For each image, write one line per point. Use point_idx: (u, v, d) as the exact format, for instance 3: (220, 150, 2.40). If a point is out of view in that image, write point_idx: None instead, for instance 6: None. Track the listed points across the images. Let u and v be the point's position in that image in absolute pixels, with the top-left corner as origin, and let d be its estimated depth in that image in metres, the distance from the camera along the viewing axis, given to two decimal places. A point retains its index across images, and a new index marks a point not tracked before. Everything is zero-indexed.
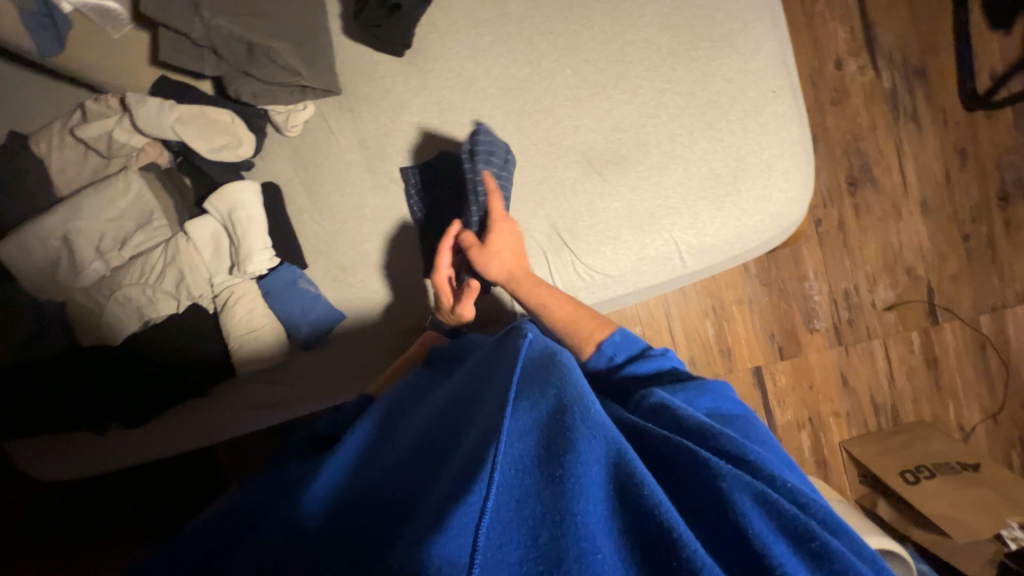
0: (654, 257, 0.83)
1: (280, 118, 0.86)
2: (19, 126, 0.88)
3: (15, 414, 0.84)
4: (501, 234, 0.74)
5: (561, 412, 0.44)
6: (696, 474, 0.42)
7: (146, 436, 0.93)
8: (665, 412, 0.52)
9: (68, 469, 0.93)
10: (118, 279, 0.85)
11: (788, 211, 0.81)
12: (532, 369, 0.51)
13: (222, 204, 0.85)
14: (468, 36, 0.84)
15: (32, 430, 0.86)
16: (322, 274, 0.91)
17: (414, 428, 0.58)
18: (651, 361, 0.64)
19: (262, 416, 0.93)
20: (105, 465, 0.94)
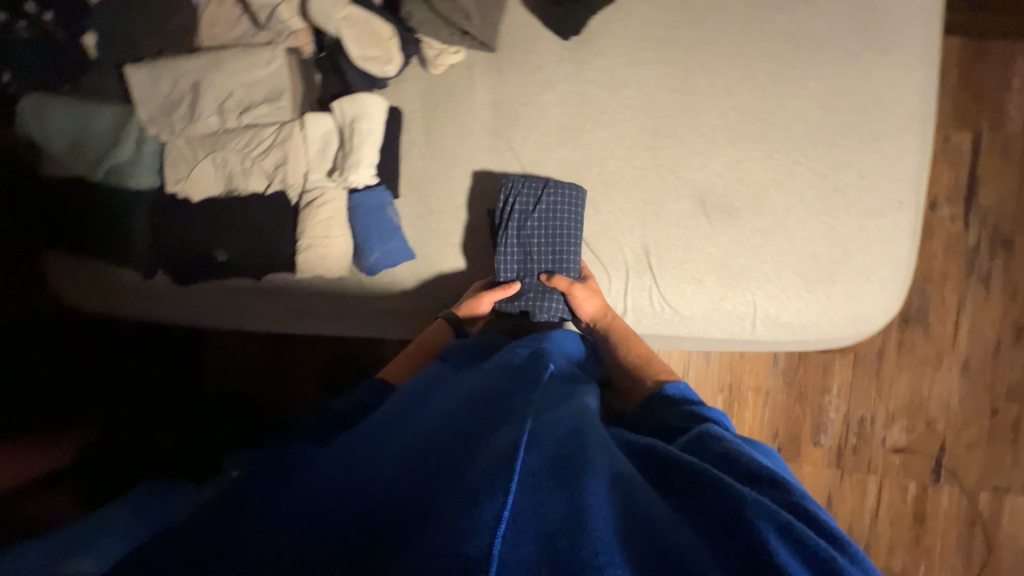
0: (729, 313, 0.84)
1: (430, 53, 0.87)
2: None
3: (90, 224, 0.88)
4: (576, 295, 0.82)
5: (580, 439, 0.51)
6: (720, 500, 0.47)
7: (176, 302, 0.95)
8: (707, 444, 0.58)
9: (100, 303, 0.95)
10: (226, 140, 0.87)
11: (870, 320, 0.82)
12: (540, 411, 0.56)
13: (348, 110, 0.85)
14: (635, 43, 0.85)
15: (93, 244, 0.89)
16: (409, 210, 0.92)
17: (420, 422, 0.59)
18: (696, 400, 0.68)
19: (310, 325, 0.97)
20: (128, 310, 0.96)
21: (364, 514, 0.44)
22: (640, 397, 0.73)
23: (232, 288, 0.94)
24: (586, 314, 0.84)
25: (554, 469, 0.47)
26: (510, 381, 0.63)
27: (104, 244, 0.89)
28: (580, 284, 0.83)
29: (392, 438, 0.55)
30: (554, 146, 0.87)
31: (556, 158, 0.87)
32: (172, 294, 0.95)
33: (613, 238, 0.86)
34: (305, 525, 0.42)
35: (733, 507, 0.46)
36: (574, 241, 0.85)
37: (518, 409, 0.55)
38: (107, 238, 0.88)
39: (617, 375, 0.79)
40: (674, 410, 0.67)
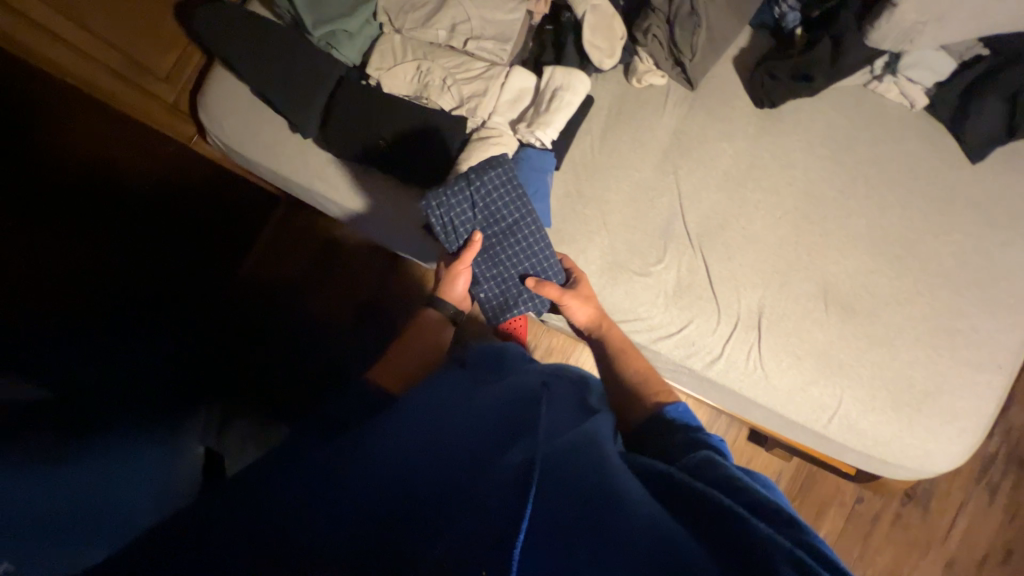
0: (813, 399, 0.87)
1: (640, 67, 0.96)
2: None
3: (281, 63, 0.94)
4: (572, 307, 0.87)
5: (590, 456, 0.51)
6: (725, 523, 0.43)
7: (282, 157, 0.99)
8: (714, 469, 0.54)
9: (223, 131, 1.01)
10: (439, 55, 0.94)
11: (939, 460, 0.85)
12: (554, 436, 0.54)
13: (559, 78, 0.91)
14: (815, 137, 0.94)
15: (269, 76, 0.94)
16: (561, 184, 0.96)
17: (430, 423, 0.56)
18: (701, 431, 0.66)
19: (408, 240, 0.99)
20: (243, 148, 1.01)
21: (367, 479, 0.44)
22: (643, 416, 0.73)
23: (361, 177, 0.97)
24: (585, 320, 0.89)
25: (562, 475, 0.46)
26: (522, 396, 0.61)
27: (286, 96, 0.93)
28: (569, 294, 0.86)
29: (401, 433, 0.53)
30: (713, 188, 0.94)
31: (711, 199, 0.93)
32: (282, 151, 0.99)
33: (735, 287, 0.90)
34: (314, 489, 0.43)
35: (738, 527, 0.42)
36: (527, 209, 0.87)
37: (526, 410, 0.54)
38: (288, 81, 0.94)
39: (620, 395, 0.80)
40: (681, 435, 0.65)
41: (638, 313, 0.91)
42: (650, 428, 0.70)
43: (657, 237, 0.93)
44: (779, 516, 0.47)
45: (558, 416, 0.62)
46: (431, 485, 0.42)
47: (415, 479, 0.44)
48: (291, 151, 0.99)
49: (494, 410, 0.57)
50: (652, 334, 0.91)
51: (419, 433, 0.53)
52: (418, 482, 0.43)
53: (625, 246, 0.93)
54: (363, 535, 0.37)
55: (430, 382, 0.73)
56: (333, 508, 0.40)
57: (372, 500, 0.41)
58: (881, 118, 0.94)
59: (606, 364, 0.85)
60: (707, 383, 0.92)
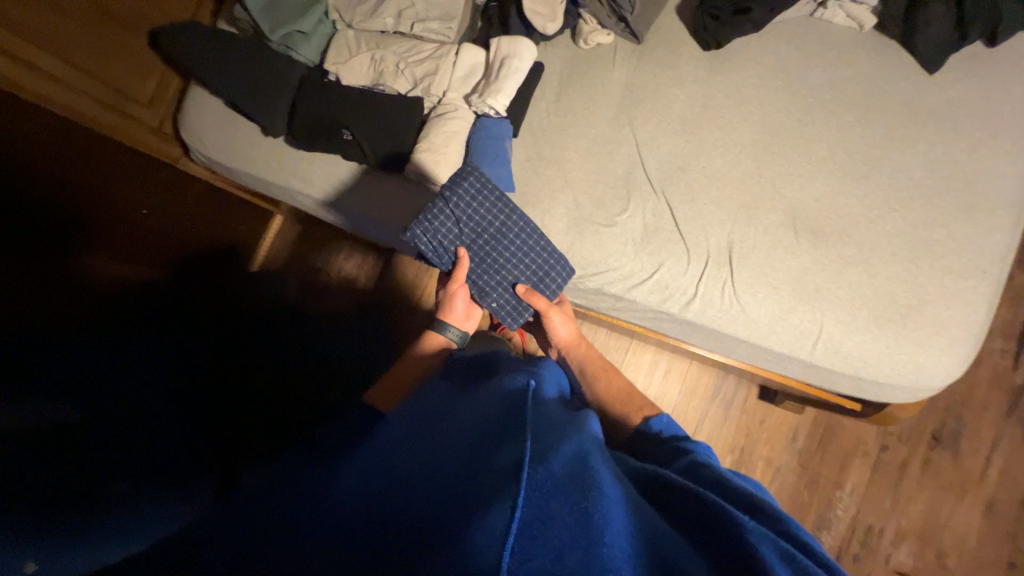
0: (794, 326, 0.86)
1: (584, 29, 0.99)
2: None
3: (245, 68, 1.00)
4: (555, 320, 0.90)
5: (584, 444, 0.54)
6: (711, 517, 0.49)
7: (258, 156, 1.04)
8: (703, 475, 0.60)
9: (200, 140, 1.07)
10: (390, 43, 0.98)
11: (933, 375, 0.82)
12: (548, 425, 0.56)
13: (505, 47, 0.95)
14: (766, 71, 0.95)
15: (234, 80, 0.99)
16: (521, 150, 0.99)
17: (432, 431, 0.59)
18: (688, 439, 0.72)
19: (383, 225, 1.02)
20: (220, 153, 1.06)
21: (376, 491, 0.47)
22: (627, 430, 0.78)
23: (335, 168, 1.01)
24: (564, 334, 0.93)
25: (565, 464, 0.48)
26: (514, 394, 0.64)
27: (252, 97, 0.98)
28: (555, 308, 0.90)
29: (405, 444, 0.57)
30: (670, 133, 0.95)
31: (669, 144, 0.94)
32: (257, 151, 1.05)
33: (702, 226, 0.90)
34: (325, 505, 0.46)
35: (725, 516, 0.48)
36: (510, 213, 0.88)
37: (522, 405, 0.57)
38: (252, 82, 0.99)
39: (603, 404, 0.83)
40: (671, 446, 0.71)
41: (610, 264, 0.93)
42: (640, 441, 0.75)
43: (620, 189, 0.94)
44: (758, 507, 0.53)
45: (552, 404, 0.64)
46: (438, 492, 0.46)
47: (422, 489, 0.47)
48: (272, 161, 1.03)
49: (489, 408, 0.59)
50: (625, 283, 0.92)
51: (419, 444, 0.56)
52: (424, 492, 0.46)
53: (589, 201, 0.95)
54: (378, 544, 0.41)
55: (420, 391, 0.76)
56: (347, 521, 0.43)
57: (381, 511, 0.44)
58: (830, 44, 0.94)
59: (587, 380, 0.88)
60: (688, 326, 0.92)
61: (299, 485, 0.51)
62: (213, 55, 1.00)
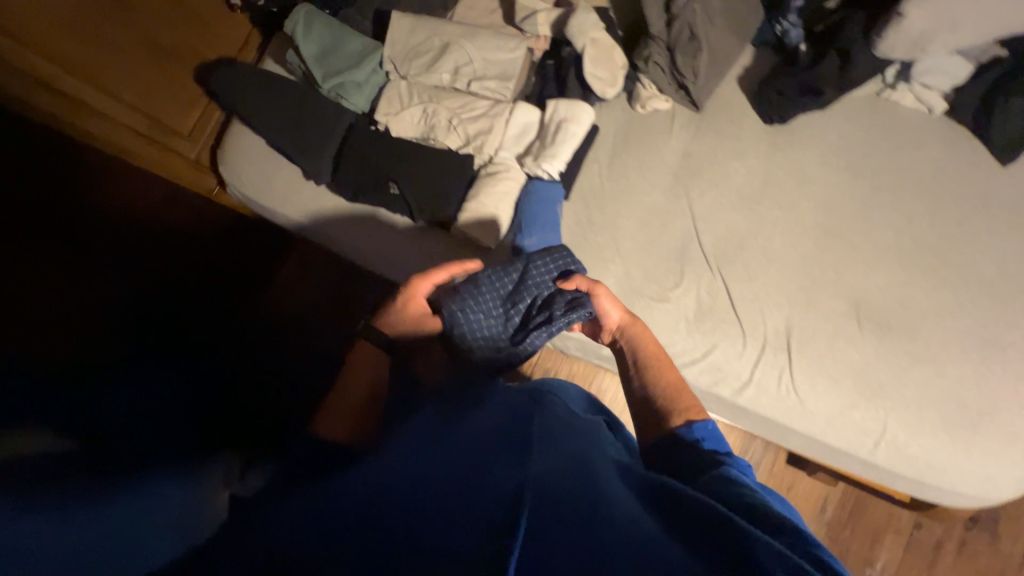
0: (855, 423, 0.81)
1: (642, 93, 0.96)
2: None
3: (292, 116, 0.97)
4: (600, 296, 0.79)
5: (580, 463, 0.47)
6: (705, 522, 0.41)
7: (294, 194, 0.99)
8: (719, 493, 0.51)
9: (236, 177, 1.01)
10: (443, 97, 0.95)
11: (1003, 486, 0.77)
12: (542, 431, 0.50)
13: (562, 110, 0.92)
14: (831, 150, 0.92)
15: (281, 129, 0.97)
16: (571, 214, 0.96)
17: (406, 440, 0.53)
18: (727, 452, 0.62)
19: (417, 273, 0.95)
20: (253, 190, 1.01)
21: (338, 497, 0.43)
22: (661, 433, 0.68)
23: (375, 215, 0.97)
24: (614, 319, 0.80)
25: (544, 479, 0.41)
26: (509, 401, 0.58)
27: (297, 146, 0.96)
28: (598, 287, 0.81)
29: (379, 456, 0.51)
30: (728, 208, 0.92)
31: (726, 219, 0.91)
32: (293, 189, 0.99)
33: (760, 309, 0.87)
34: (266, 539, 0.39)
35: (736, 532, 0.39)
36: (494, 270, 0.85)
37: (510, 419, 0.51)
38: (300, 132, 0.96)
39: (647, 410, 0.73)
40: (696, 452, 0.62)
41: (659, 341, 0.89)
42: (665, 449, 0.65)
43: (674, 263, 0.91)
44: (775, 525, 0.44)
45: (559, 423, 0.55)
46: (390, 523, 0.38)
47: (384, 515, 0.39)
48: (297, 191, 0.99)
49: (481, 424, 0.51)
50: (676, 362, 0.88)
51: (397, 456, 0.48)
52: (382, 520, 0.38)
53: (640, 274, 0.91)
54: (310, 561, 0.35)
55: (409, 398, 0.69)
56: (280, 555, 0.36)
57: (321, 542, 0.37)
58: (898, 126, 0.92)
59: (637, 373, 0.77)
60: (738, 411, 0.87)
61: (260, 521, 0.43)
62: (251, 90, 0.98)
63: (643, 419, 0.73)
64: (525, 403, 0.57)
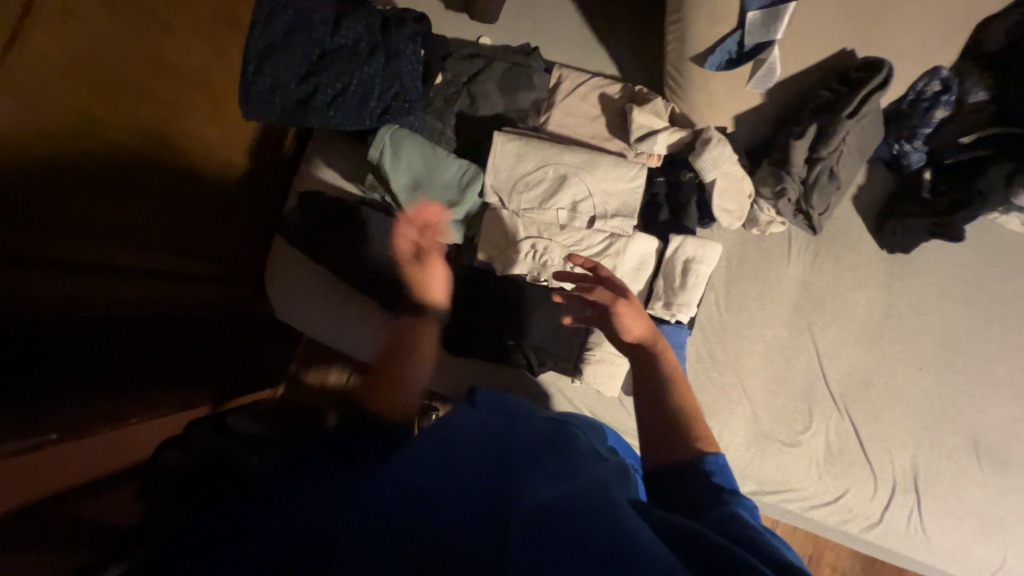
0: (976, 556, 0.85)
1: (761, 219, 0.89)
2: (572, 63, 0.95)
3: (371, 254, 0.82)
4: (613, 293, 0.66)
5: (602, 494, 0.41)
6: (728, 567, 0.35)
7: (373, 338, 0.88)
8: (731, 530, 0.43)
9: (303, 318, 0.89)
10: (556, 232, 0.84)
11: None
12: (561, 467, 0.47)
13: (688, 249, 0.85)
14: (946, 278, 0.91)
15: (363, 270, 0.83)
16: (692, 354, 0.90)
17: (419, 458, 0.46)
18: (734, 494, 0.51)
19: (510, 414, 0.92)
20: (326, 333, 0.90)
21: (345, 504, 0.39)
22: (674, 459, 0.54)
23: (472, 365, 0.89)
24: (633, 330, 0.66)
25: (549, 515, 0.38)
26: (538, 441, 0.53)
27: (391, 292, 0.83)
28: (626, 299, 0.67)
29: (392, 465, 0.45)
30: (851, 342, 0.90)
31: (850, 353, 0.90)
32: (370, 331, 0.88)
33: (886, 448, 0.88)
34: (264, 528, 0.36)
35: None
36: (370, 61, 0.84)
37: (533, 461, 0.48)
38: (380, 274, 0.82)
39: (656, 420, 0.59)
40: (703, 488, 0.51)
41: (791, 483, 0.88)
42: (672, 477, 0.54)
43: (803, 404, 0.89)
44: None
45: (587, 453, 0.53)
46: (399, 502, 0.39)
47: (380, 485, 0.41)
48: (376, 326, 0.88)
49: (504, 455, 0.48)
50: (808, 505, 0.87)
51: (415, 454, 0.47)
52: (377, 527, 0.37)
53: (769, 416, 0.88)
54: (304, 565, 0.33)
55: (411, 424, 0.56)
56: (300, 493, 0.40)
57: (345, 490, 0.41)
58: (1005, 252, 0.92)
59: (649, 386, 0.63)
60: (864, 545, 0.89)
61: (267, 491, 0.40)
62: (325, 225, 0.83)
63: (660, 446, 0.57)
64: (560, 444, 0.52)
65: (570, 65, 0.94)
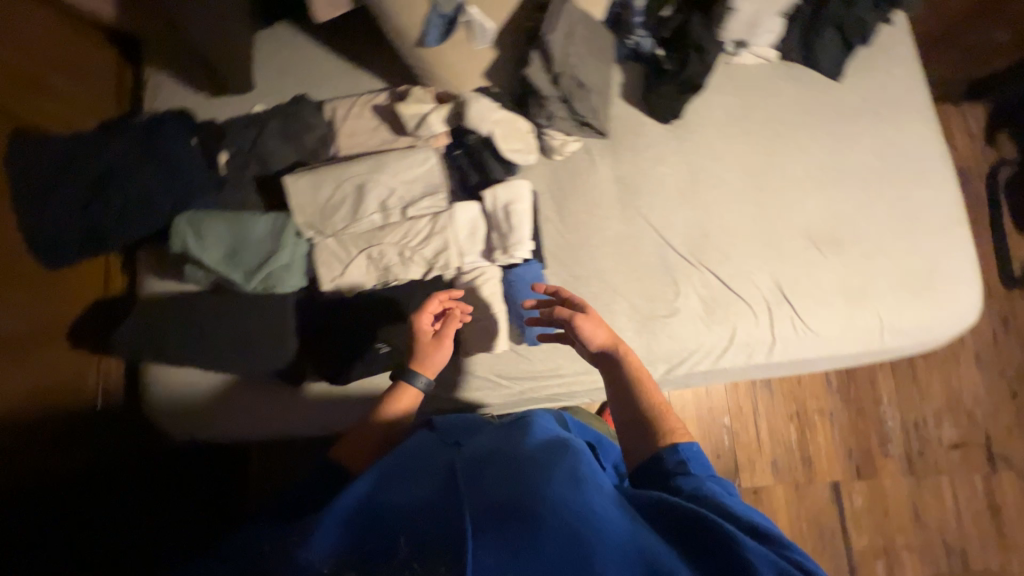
0: (858, 328, 0.95)
1: (555, 143, 0.99)
2: (340, 92, 1.03)
3: (212, 333, 0.85)
4: (572, 315, 0.80)
5: (584, 476, 0.57)
6: (699, 531, 0.52)
7: (263, 408, 0.90)
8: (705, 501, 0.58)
9: (190, 425, 0.90)
10: (383, 234, 0.89)
11: (962, 311, 0.96)
12: (551, 451, 0.61)
13: (502, 196, 0.92)
14: (722, 123, 1.04)
15: (212, 353, 0.85)
16: (556, 280, 0.97)
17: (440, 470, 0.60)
18: (701, 465, 0.65)
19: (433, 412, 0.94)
20: (221, 426, 0.90)
21: (396, 514, 0.52)
22: (653, 452, 0.67)
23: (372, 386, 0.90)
24: (592, 340, 0.79)
25: (559, 507, 0.51)
26: (515, 436, 0.67)
27: (249, 358, 0.85)
28: (585, 317, 0.80)
29: (420, 481, 0.57)
30: (677, 208, 1.00)
31: (681, 217, 0.99)
32: (258, 404, 0.89)
33: (748, 278, 0.96)
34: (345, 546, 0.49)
35: (727, 546, 0.49)
36: (140, 167, 0.87)
37: (524, 449, 0.62)
38: (228, 348, 0.85)
39: (628, 418, 0.74)
40: (672, 469, 0.64)
41: (690, 345, 0.94)
42: (653, 470, 0.65)
43: (665, 276, 0.97)
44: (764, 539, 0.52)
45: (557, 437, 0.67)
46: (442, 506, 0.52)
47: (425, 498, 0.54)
48: (299, 412, 0.89)
49: (504, 453, 0.62)
50: (713, 357, 0.95)
51: (434, 495, 0.54)
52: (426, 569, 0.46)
53: (643, 300, 0.96)
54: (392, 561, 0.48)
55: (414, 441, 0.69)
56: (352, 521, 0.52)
57: (396, 507, 0.53)
58: (754, 82, 1.06)
59: (620, 389, 0.77)
60: (776, 366, 0.97)
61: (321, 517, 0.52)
62: (160, 331, 0.85)
63: (637, 439, 0.71)
64: (536, 435, 0.67)
65: (338, 94, 1.02)
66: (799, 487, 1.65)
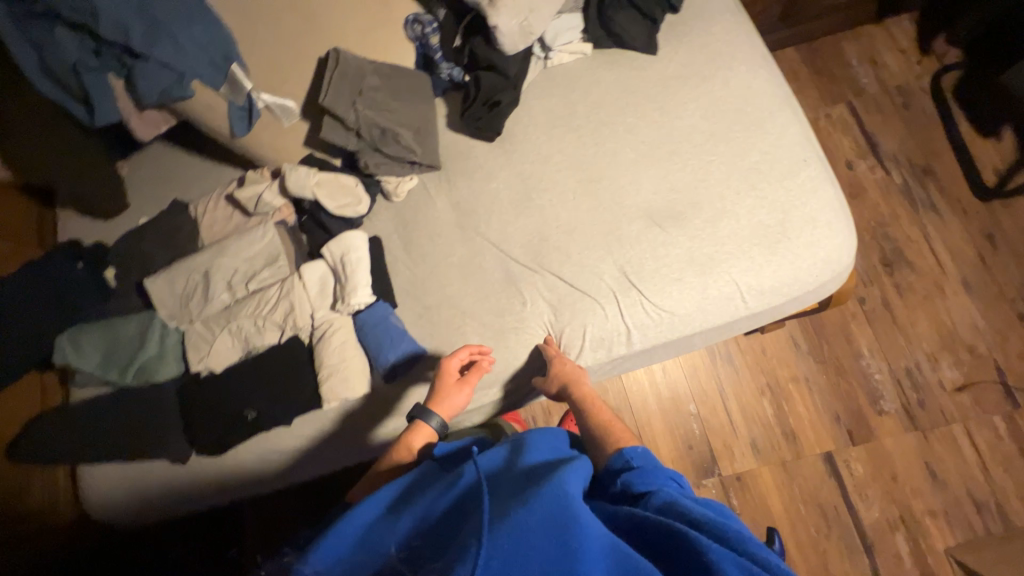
0: (715, 298, 0.91)
1: (390, 187, 1.05)
2: (204, 189, 1.16)
3: (103, 427, 0.95)
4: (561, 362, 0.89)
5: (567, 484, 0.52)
6: (668, 540, 0.51)
7: (181, 483, 0.98)
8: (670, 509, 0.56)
9: (119, 512, 1.00)
10: (239, 309, 0.99)
11: (827, 254, 0.91)
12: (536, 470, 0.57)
13: (337, 249, 0.98)
14: (546, 126, 1.05)
15: (107, 445, 0.95)
16: (409, 314, 1.00)
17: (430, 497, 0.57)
18: (663, 472, 0.64)
19: (324, 463, 0.99)
20: (152, 506, 1.00)
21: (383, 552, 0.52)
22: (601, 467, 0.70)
23: (261, 448, 0.97)
24: (554, 383, 0.88)
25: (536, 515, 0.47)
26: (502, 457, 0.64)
27: (141, 443, 0.94)
28: (559, 360, 0.90)
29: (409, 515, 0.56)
30: (514, 218, 1.01)
31: (519, 226, 1.01)
32: (177, 482, 0.98)
33: (592, 272, 0.95)
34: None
35: (693, 550, 0.48)
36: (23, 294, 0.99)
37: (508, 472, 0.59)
38: (119, 438, 0.95)
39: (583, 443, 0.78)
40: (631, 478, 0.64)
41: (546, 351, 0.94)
42: (604, 478, 0.66)
43: (512, 287, 0.98)
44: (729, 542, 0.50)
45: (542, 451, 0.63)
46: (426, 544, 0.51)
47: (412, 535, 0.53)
48: (209, 484, 0.98)
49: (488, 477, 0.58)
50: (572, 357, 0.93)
51: (427, 513, 0.55)
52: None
53: (494, 315, 0.97)
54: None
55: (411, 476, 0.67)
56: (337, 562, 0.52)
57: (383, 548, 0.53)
58: (572, 78, 1.07)
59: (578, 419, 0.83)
60: (645, 353, 0.94)
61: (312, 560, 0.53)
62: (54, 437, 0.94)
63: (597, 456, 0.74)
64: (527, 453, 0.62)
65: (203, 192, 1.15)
66: (787, 466, 1.49)
